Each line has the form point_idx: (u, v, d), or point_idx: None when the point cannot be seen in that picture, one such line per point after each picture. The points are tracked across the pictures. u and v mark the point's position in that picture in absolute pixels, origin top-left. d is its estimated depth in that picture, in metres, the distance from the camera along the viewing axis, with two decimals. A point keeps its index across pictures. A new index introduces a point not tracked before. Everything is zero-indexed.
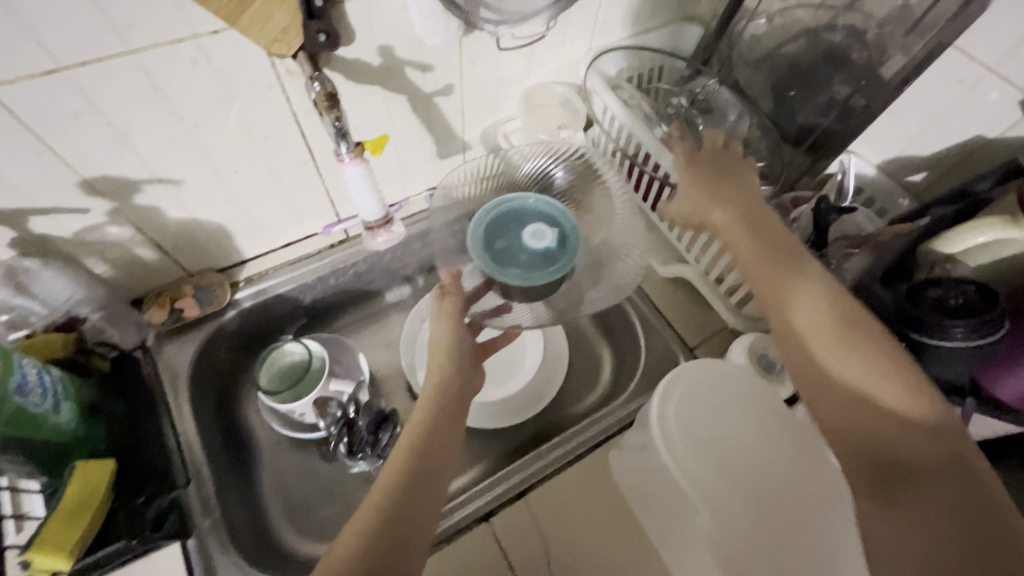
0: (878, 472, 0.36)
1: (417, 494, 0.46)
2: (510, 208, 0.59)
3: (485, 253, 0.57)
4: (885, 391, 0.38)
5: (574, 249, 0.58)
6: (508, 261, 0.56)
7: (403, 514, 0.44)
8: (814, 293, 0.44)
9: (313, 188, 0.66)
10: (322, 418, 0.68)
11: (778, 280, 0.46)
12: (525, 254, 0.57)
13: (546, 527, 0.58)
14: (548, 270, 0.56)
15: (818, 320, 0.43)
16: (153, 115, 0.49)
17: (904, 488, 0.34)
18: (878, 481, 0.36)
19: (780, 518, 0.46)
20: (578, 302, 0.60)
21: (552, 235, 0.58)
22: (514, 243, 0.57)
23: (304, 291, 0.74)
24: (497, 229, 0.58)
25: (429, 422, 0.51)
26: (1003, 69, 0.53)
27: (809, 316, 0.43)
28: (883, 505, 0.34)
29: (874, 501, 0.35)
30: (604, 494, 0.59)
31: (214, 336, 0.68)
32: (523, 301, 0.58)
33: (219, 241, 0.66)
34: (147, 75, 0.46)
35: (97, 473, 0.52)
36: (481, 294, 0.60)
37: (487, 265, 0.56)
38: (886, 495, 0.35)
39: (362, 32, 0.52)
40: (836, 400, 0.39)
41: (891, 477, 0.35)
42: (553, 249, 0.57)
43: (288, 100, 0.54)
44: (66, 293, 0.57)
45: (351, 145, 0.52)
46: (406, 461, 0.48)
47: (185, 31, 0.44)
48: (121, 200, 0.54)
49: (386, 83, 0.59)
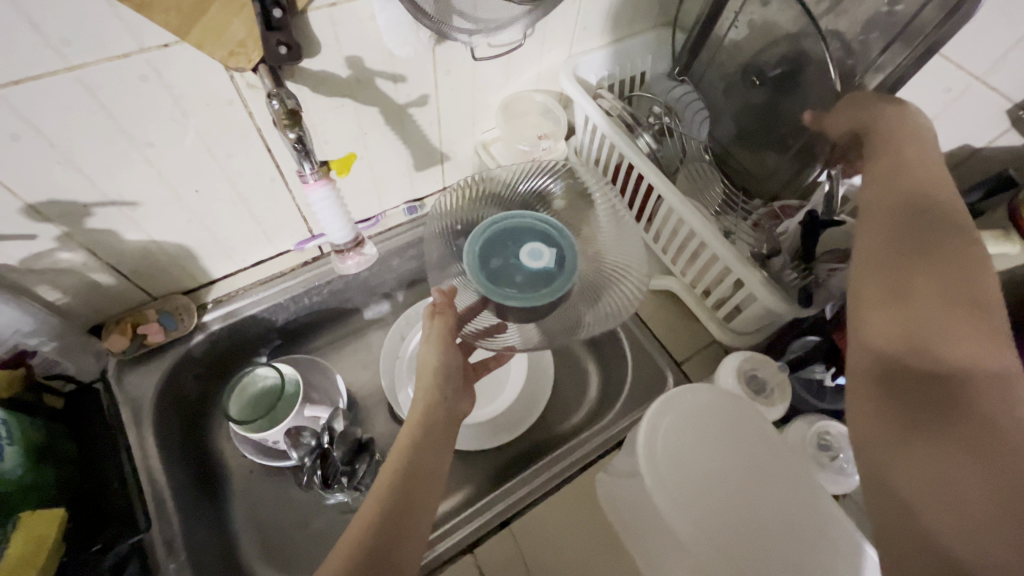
0: (909, 389, 0.33)
1: (395, 537, 0.42)
2: (509, 226, 0.57)
3: (479, 273, 0.54)
4: (953, 320, 0.34)
5: (572, 269, 0.55)
6: (503, 281, 0.53)
7: (383, 554, 0.41)
8: (922, 231, 0.39)
9: (283, 206, 0.63)
10: (297, 449, 0.61)
11: (876, 216, 0.43)
12: (521, 274, 0.54)
13: (531, 557, 0.55)
14: (544, 292, 0.53)
15: (902, 252, 0.39)
16: (101, 135, 0.46)
17: (937, 408, 0.31)
18: (909, 397, 0.33)
19: (776, 552, 0.44)
20: (575, 326, 0.56)
21: (550, 255, 0.55)
22: (510, 261, 0.54)
23: (277, 311, 0.71)
24: (492, 247, 0.55)
25: (414, 452, 0.48)
26: (991, 79, 0.52)
27: (898, 249, 0.40)
28: (902, 432, 0.32)
29: (885, 416, 0.33)
30: (592, 520, 0.57)
31: (180, 363, 0.64)
32: (518, 322, 0.55)
33: (182, 263, 0.63)
34: (91, 94, 0.42)
35: (45, 523, 0.48)
36: (476, 313, 0.56)
37: (481, 282, 0.53)
38: (903, 412, 0.32)
39: (327, 43, 0.49)
40: (889, 321, 0.37)
41: (922, 397, 0.32)
42: (551, 269, 0.54)
43: (250, 115, 0.51)
44: (13, 326, 0.53)
45: (315, 164, 0.50)
46: (388, 494, 0.44)
47: (132, 46, 0.41)
48: (72, 225, 0.51)
49: (357, 96, 0.56)
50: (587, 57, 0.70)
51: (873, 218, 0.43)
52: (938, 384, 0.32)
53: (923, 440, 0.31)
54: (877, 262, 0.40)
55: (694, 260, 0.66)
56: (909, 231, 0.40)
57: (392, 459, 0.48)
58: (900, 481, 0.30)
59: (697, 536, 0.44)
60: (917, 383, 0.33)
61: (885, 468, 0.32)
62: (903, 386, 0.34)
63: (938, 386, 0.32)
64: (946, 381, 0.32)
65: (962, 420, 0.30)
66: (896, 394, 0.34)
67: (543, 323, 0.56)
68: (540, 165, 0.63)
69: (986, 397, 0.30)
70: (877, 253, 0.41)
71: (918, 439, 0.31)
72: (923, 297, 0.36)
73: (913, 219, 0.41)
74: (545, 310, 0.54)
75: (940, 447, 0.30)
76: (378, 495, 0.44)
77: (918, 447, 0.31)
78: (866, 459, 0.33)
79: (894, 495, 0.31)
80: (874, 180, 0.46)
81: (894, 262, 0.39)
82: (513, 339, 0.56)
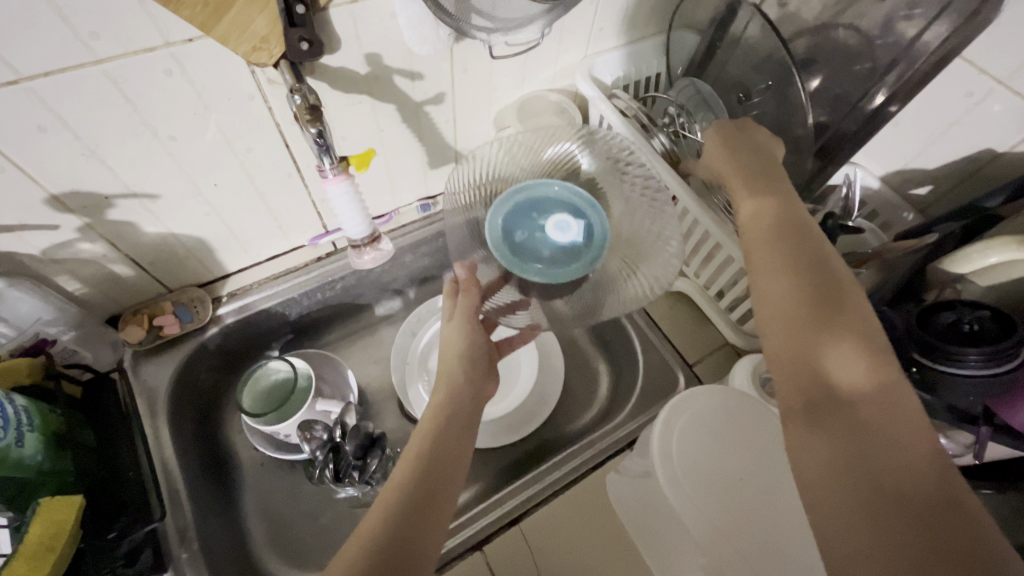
0: (834, 424, 0.34)
1: (412, 527, 0.41)
2: (533, 196, 0.56)
3: (504, 247, 0.54)
4: (849, 326, 0.38)
5: (599, 242, 0.55)
6: (530, 257, 0.54)
7: (402, 539, 0.40)
8: (804, 263, 0.42)
9: (298, 202, 0.64)
10: (308, 441, 0.61)
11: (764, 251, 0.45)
12: (548, 248, 0.54)
13: (540, 556, 0.55)
14: (574, 267, 0.54)
15: (791, 264, 0.42)
16: (125, 127, 0.46)
17: (862, 436, 0.33)
18: (831, 403, 0.35)
19: (789, 548, 0.44)
20: (597, 306, 0.56)
21: (577, 227, 0.55)
22: (536, 235, 0.55)
23: (291, 305, 0.71)
24: (516, 219, 0.55)
25: (435, 437, 0.48)
26: (1014, 82, 0.51)
27: (791, 263, 0.42)
28: (844, 468, 0.32)
29: (823, 456, 0.33)
30: (601, 519, 0.57)
31: (194, 355, 0.65)
32: (541, 297, 0.56)
33: (199, 257, 0.63)
34: (116, 86, 0.43)
35: (64, 509, 0.49)
36: (496, 289, 0.57)
37: (506, 258, 0.54)
38: (835, 449, 0.33)
39: (346, 40, 0.50)
40: (796, 356, 0.38)
41: (844, 430, 0.33)
42: (578, 243, 0.55)
43: (270, 110, 0.52)
44: (34, 315, 0.54)
45: (335, 159, 0.50)
46: (404, 488, 0.44)
47: (158, 39, 0.42)
48: (93, 216, 0.51)
49: (374, 92, 0.56)
50: (603, 57, 0.70)
51: (766, 234, 0.46)
52: (857, 417, 0.33)
53: (865, 473, 0.31)
54: (778, 276, 0.42)
55: (709, 262, 0.65)
56: (800, 247, 0.44)
57: (413, 443, 0.48)
58: (856, 483, 0.31)
59: (705, 530, 0.44)
60: (837, 416, 0.34)
61: (832, 476, 0.32)
62: (824, 419, 0.34)
63: (855, 417, 0.33)
64: (859, 412, 0.33)
65: (886, 449, 0.31)
66: (823, 431, 0.34)
67: (562, 301, 0.56)
68: (561, 140, 0.60)
69: (887, 397, 0.34)
70: (777, 268, 0.43)
71: (858, 441, 0.32)
72: (817, 326, 0.38)
73: (796, 236, 0.45)
74: (573, 283, 0.55)
75: (876, 448, 0.32)
76: (399, 481, 0.44)
77: (857, 447, 0.32)
78: (809, 473, 0.34)
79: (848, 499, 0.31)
80: (753, 208, 0.48)
81: (786, 295, 0.41)
82: (531, 318, 0.57)
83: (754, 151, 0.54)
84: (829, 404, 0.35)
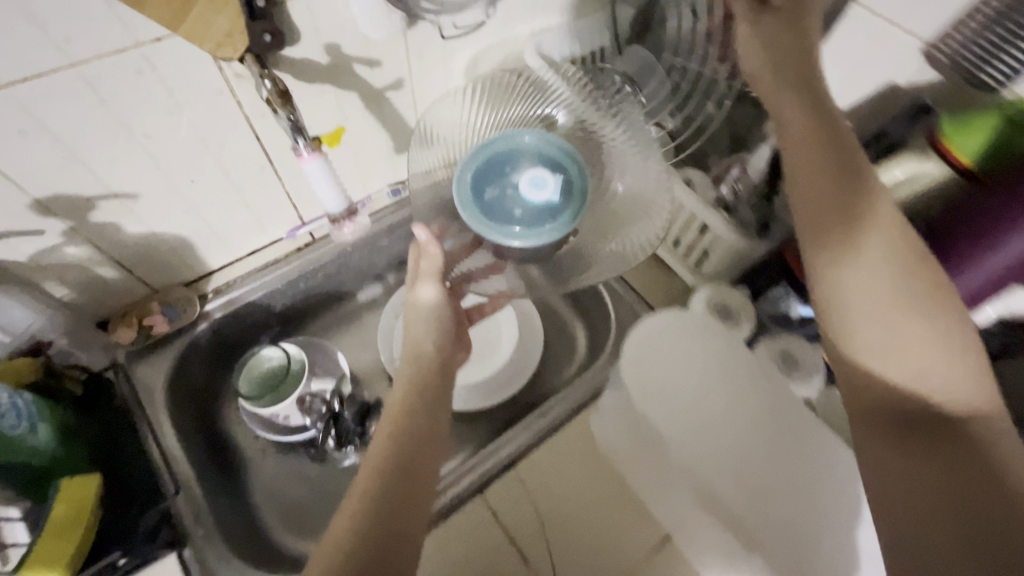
0: (931, 441, 0.36)
1: (404, 497, 0.45)
2: (504, 151, 0.58)
3: (474, 206, 0.56)
4: (947, 370, 0.38)
5: (573, 201, 0.57)
6: (503, 217, 0.56)
7: (393, 510, 0.44)
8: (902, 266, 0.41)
9: (274, 194, 0.67)
10: (309, 415, 0.68)
11: (836, 242, 0.43)
12: (520, 208, 0.56)
13: (536, 492, 0.61)
14: (548, 228, 0.56)
15: (883, 295, 0.41)
16: (103, 128, 0.49)
17: (961, 457, 0.35)
18: (929, 448, 0.36)
19: (776, 461, 0.53)
20: (576, 275, 0.60)
21: (551, 185, 0.57)
22: (507, 193, 0.57)
23: (276, 296, 0.74)
24: (487, 177, 0.57)
25: (408, 423, 0.50)
26: (906, 22, 0.56)
27: (881, 294, 0.41)
28: (944, 479, 0.34)
29: (917, 470, 0.36)
30: (590, 457, 0.62)
31: (186, 351, 0.67)
32: (518, 260, 0.59)
33: (181, 254, 0.66)
34: (92, 89, 0.46)
35: (80, 489, 0.51)
36: (469, 253, 0.60)
37: (477, 217, 0.56)
38: (934, 465, 0.35)
39: (306, 31, 0.53)
40: (892, 368, 0.40)
41: (946, 450, 0.35)
42: (551, 201, 0.57)
43: (239, 104, 0.55)
44: (26, 320, 0.57)
45: (308, 139, 0.53)
46: (387, 471, 0.46)
47: (128, 40, 0.45)
48: (77, 219, 0.54)
49: (337, 81, 0.60)
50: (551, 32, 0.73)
51: (835, 207, 0.44)
52: (960, 439, 0.35)
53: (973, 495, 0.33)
54: (873, 306, 0.41)
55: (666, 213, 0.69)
56: (892, 275, 0.41)
57: (387, 421, 0.51)
58: (956, 532, 0.32)
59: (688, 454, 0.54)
60: (935, 433, 0.36)
61: (930, 492, 0.35)
62: (918, 435, 0.37)
63: (957, 436, 0.35)
64: (961, 430, 0.36)
65: (989, 472, 0.33)
66: (920, 447, 0.36)
67: (543, 263, 0.60)
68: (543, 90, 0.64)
69: (991, 441, 0.35)
70: (875, 300, 0.41)
71: (956, 488, 0.34)
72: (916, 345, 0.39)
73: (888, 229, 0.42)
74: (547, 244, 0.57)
75: (983, 498, 0.32)
76: (375, 473, 0.46)
77: (962, 491, 0.33)
78: (902, 500, 0.36)
79: (945, 541, 0.33)
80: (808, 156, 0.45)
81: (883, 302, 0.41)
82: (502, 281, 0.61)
83: (814, 133, 0.45)
84: (929, 421, 0.37)
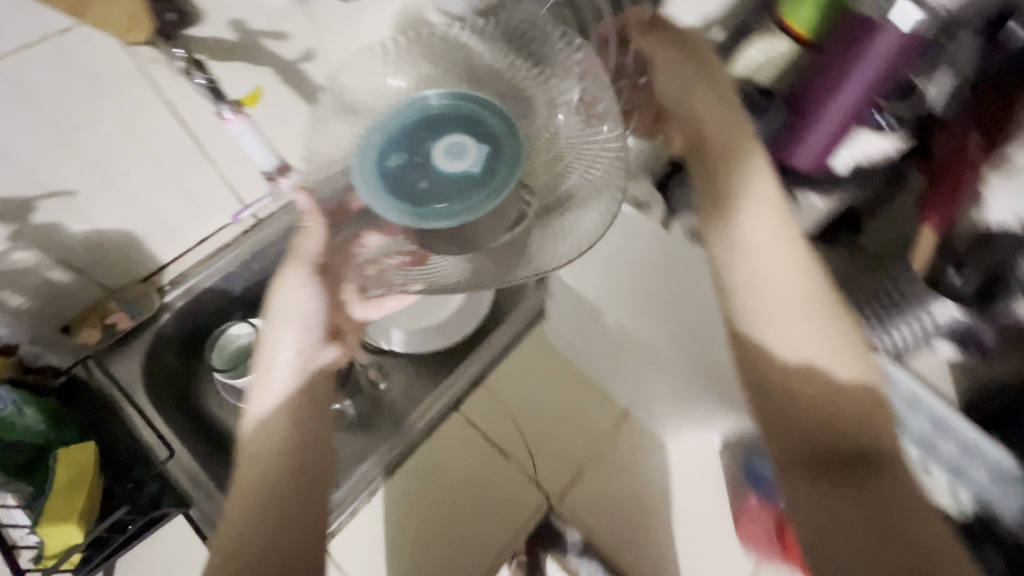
0: (841, 473, 0.33)
1: (296, 504, 0.43)
2: (422, 117, 0.57)
3: (376, 171, 0.54)
4: (852, 401, 0.36)
5: (485, 180, 0.54)
6: (401, 188, 0.54)
7: (284, 518, 0.42)
8: (805, 281, 0.39)
9: (211, 180, 0.68)
10: None
11: (755, 246, 0.41)
12: (424, 181, 0.54)
13: (503, 398, 0.70)
14: (448, 208, 0.53)
15: (796, 313, 0.38)
16: (29, 126, 0.52)
17: (866, 487, 0.32)
18: (841, 479, 0.33)
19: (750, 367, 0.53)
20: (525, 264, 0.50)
21: (464, 160, 0.54)
22: (413, 164, 0.55)
23: (230, 280, 0.76)
24: (397, 144, 0.56)
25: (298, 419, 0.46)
26: None
27: (793, 303, 0.38)
28: (852, 511, 0.32)
29: (825, 497, 0.33)
30: (544, 361, 0.73)
31: (154, 343, 0.71)
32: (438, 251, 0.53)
33: (130, 251, 0.67)
34: (12, 87, 0.49)
35: (80, 456, 0.58)
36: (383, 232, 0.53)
37: (373, 183, 0.54)
38: (847, 497, 0.32)
39: (209, 11, 0.56)
40: (806, 401, 0.36)
41: (857, 483, 0.33)
42: (461, 178, 0.54)
43: (159, 89, 0.57)
44: None
45: (229, 102, 0.57)
46: (274, 481, 0.43)
47: (37, 35, 0.47)
48: (19, 222, 0.56)
49: (249, 57, 0.64)
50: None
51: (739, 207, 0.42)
52: (870, 470, 0.33)
53: (881, 528, 0.31)
54: (791, 326, 0.38)
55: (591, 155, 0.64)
56: (805, 287, 0.39)
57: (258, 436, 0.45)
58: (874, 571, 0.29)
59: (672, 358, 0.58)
60: (843, 461, 0.33)
61: (847, 528, 0.31)
62: (830, 462, 0.34)
63: (865, 464, 0.33)
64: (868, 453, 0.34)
65: (897, 500, 0.32)
66: (829, 476, 0.33)
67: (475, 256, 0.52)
68: (472, 51, 0.59)
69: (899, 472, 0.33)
70: (788, 315, 0.38)
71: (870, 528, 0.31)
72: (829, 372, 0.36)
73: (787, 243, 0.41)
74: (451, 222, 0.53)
75: (889, 532, 0.30)
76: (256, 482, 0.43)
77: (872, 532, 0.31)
78: (818, 528, 0.33)
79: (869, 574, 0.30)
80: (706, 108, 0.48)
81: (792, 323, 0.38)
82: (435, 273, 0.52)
83: (724, 110, 0.47)
84: (833, 446, 0.34)
